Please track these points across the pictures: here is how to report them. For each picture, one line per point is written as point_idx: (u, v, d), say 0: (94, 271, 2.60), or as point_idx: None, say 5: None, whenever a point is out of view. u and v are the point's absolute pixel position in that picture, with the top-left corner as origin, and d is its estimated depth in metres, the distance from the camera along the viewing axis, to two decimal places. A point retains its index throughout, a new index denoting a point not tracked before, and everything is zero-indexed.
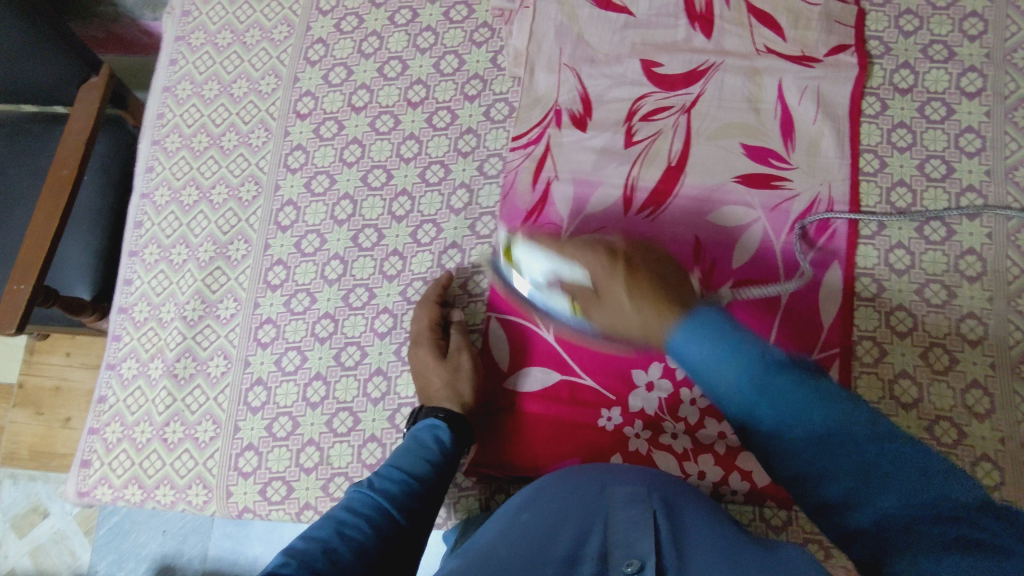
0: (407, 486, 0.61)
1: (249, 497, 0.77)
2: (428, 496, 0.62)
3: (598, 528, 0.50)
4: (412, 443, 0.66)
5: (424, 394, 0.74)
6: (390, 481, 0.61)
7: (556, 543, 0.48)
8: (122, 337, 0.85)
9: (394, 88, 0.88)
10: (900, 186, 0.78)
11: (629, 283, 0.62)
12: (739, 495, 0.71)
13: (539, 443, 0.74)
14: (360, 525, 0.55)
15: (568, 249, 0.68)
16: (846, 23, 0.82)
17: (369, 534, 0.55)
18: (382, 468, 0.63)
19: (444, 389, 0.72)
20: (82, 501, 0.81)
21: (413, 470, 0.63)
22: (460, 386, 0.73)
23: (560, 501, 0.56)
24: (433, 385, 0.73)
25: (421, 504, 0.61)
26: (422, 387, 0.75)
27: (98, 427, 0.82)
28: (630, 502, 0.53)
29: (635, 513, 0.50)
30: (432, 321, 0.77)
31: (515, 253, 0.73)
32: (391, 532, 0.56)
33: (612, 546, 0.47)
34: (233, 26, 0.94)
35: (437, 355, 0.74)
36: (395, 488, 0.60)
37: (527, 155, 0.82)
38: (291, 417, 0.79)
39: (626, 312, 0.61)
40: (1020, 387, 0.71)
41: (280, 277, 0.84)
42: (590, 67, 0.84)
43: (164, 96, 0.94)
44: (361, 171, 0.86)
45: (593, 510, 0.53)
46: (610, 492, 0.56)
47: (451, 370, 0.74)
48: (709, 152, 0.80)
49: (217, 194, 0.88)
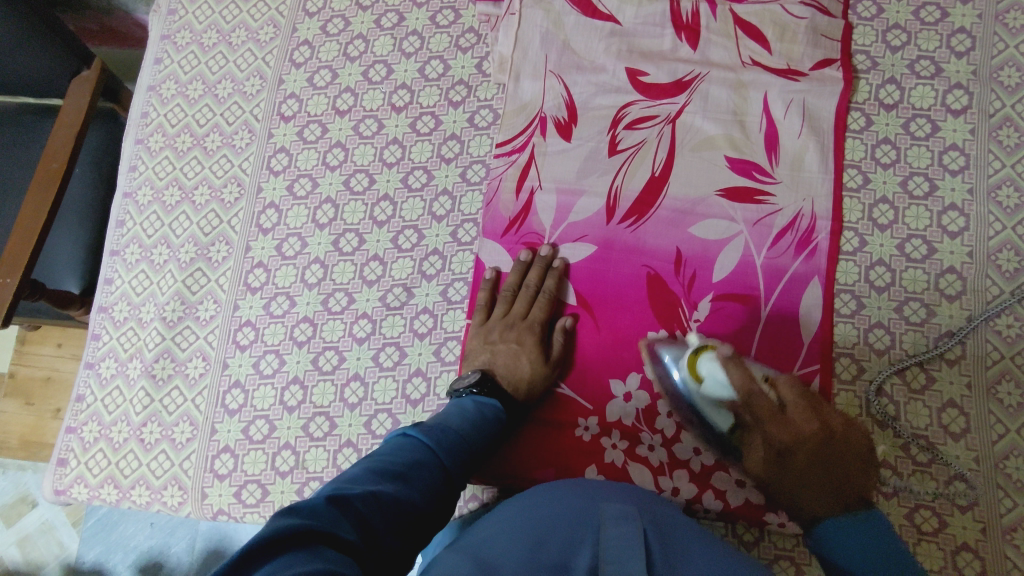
0: (462, 443, 0.63)
1: (224, 499, 0.77)
2: (476, 454, 0.64)
3: (588, 540, 0.51)
4: (472, 406, 0.68)
5: (498, 366, 0.74)
6: (448, 432, 0.63)
7: (546, 553, 0.49)
8: (101, 336, 0.85)
9: (378, 92, 0.88)
10: (882, 203, 0.78)
11: (801, 456, 0.63)
12: (712, 513, 0.71)
13: (517, 451, 0.74)
14: (414, 470, 0.57)
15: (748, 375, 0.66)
16: (832, 37, 0.82)
17: (420, 479, 0.57)
18: (439, 417, 0.65)
19: (525, 392, 0.73)
20: (58, 499, 0.81)
21: (468, 431, 0.65)
22: (537, 390, 0.74)
23: (549, 508, 0.56)
24: (513, 370, 0.73)
25: (466, 466, 0.62)
26: (502, 358, 0.74)
27: (76, 426, 0.82)
28: (619, 517, 0.53)
29: (626, 531, 0.51)
30: (545, 315, 0.76)
31: (701, 367, 0.68)
32: (440, 482, 0.59)
33: (602, 561, 0.48)
34: (219, 26, 0.94)
35: (541, 355, 0.74)
36: (449, 443, 0.62)
37: (510, 163, 0.81)
38: (268, 421, 0.79)
39: (784, 473, 0.64)
40: (996, 407, 0.71)
41: (259, 279, 0.84)
42: (576, 74, 0.83)
43: (149, 95, 0.93)
44: (344, 175, 0.85)
45: (580, 520, 0.54)
46: (600, 504, 0.56)
47: (543, 371, 0.74)
48: (692, 163, 0.79)
49: (199, 195, 0.88)
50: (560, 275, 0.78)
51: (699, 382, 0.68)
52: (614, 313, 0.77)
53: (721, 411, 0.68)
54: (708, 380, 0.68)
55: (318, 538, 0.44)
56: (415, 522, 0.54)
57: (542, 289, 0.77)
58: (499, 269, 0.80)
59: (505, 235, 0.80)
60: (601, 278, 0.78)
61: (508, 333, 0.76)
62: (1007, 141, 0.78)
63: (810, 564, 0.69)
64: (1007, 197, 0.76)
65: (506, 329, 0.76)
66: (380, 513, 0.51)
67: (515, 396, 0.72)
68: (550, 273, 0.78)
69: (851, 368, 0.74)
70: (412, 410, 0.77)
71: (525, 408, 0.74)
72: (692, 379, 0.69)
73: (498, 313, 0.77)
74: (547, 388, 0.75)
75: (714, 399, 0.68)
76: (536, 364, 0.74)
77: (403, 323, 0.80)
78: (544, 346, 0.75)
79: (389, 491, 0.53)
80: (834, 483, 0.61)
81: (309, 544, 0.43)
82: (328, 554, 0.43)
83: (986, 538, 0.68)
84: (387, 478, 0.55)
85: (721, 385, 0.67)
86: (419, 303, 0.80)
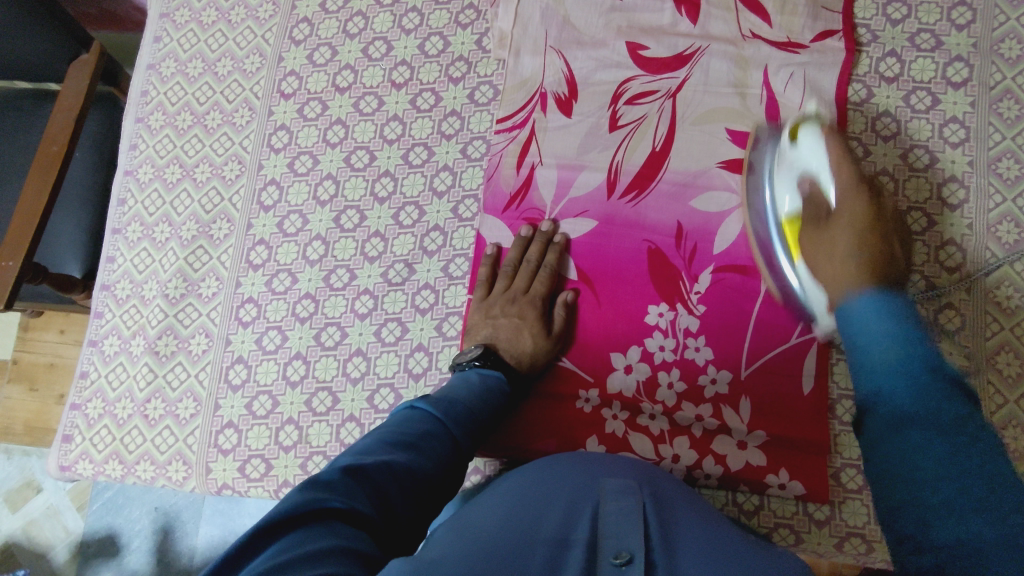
0: (472, 415, 0.64)
1: (228, 474, 0.78)
2: (484, 426, 0.65)
3: (588, 514, 0.51)
4: (477, 379, 0.68)
5: (500, 341, 0.74)
6: (456, 404, 0.63)
7: (545, 525, 0.49)
8: (104, 314, 0.85)
9: (378, 69, 0.88)
10: (882, 175, 0.78)
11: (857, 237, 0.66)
12: (712, 479, 0.72)
13: (518, 424, 0.75)
14: (424, 440, 0.58)
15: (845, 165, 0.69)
16: (833, 10, 0.82)
17: (430, 449, 0.57)
18: (447, 390, 0.66)
19: (528, 366, 0.73)
20: (64, 475, 0.82)
21: (475, 403, 0.65)
22: (539, 364, 0.74)
23: (549, 481, 0.56)
24: (515, 344, 0.73)
25: (474, 437, 0.63)
26: (504, 333, 0.74)
27: (80, 402, 0.83)
28: (619, 492, 0.54)
29: (625, 506, 0.51)
30: (547, 289, 0.77)
31: (801, 133, 0.73)
32: (450, 452, 0.59)
33: (601, 536, 0.48)
34: (218, 4, 0.94)
35: (542, 329, 0.75)
36: (457, 414, 0.62)
37: (511, 138, 0.82)
38: (271, 396, 0.79)
39: (833, 257, 0.66)
40: (995, 378, 0.71)
41: (261, 256, 0.84)
42: (577, 50, 0.83)
43: (148, 73, 0.93)
44: (344, 152, 0.86)
45: (581, 495, 0.54)
46: (599, 479, 0.56)
47: (545, 345, 0.74)
48: (693, 137, 0.79)
49: (200, 173, 0.88)
50: (562, 250, 0.78)
51: (794, 144, 0.73)
52: (614, 285, 0.77)
53: (788, 194, 0.72)
54: (803, 151, 0.72)
55: (334, 514, 0.44)
56: (427, 491, 0.55)
57: (545, 264, 0.77)
58: (500, 243, 0.80)
59: (505, 210, 0.80)
60: (602, 252, 0.78)
61: (510, 307, 0.76)
62: (1007, 113, 0.78)
63: (809, 530, 0.70)
64: (1007, 168, 0.76)
65: (508, 304, 0.76)
66: (393, 485, 0.51)
67: (518, 370, 0.73)
68: (551, 248, 0.78)
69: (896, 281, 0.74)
70: (414, 385, 0.77)
71: (528, 381, 0.75)
72: (788, 139, 0.74)
73: (500, 287, 0.78)
74: (549, 361, 0.75)
75: (794, 183, 0.72)
76: (538, 338, 0.74)
77: (405, 299, 0.80)
78: (546, 320, 0.76)
79: (401, 461, 0.53)
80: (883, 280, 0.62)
81: (326, 520, 0.43)
82: (343, 530, 0.43)
83: None
84: (398, 448, 0.55)
85: (815, 153, 0.71)
86: (421, 278, 0.81)
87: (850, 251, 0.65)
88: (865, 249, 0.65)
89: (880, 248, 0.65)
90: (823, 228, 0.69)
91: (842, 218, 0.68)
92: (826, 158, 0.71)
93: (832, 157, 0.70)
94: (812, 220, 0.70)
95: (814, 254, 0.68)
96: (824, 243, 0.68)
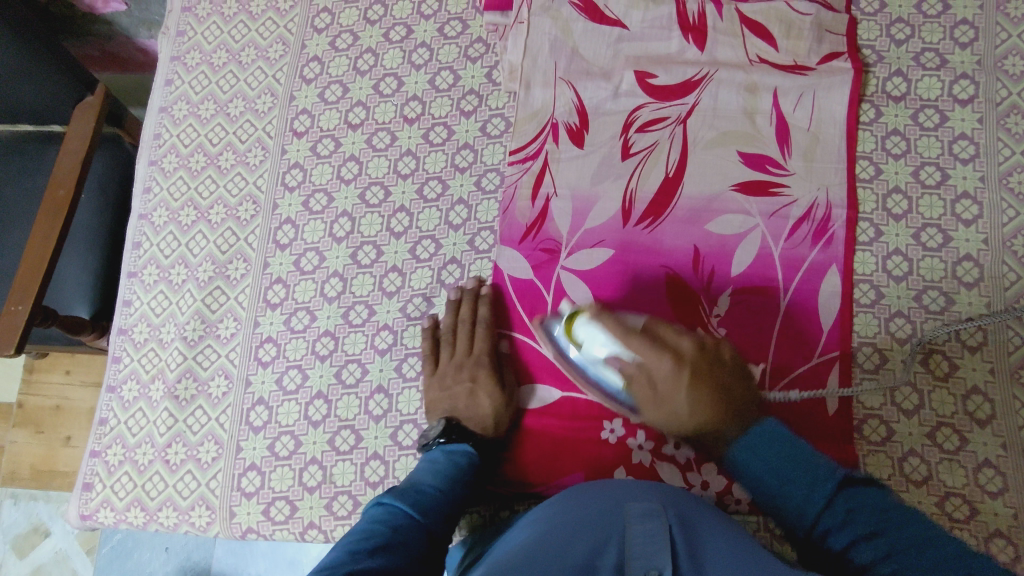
0: (438, 501, 0.64)
1: (252, 517, 0.77)
2: (455, 509, 0.65)
3: (614, 539, 0.51)
4: (443, 458, 0.69)
5: (460, 410, 0.74)
6: (422, 493, 0.63)
7: (571, 554, 0.49)
8: (122, 358, 0.85)
9: (390, 105, 0.88)
10: (895, 193, 0.79)
11: (693, 389, 0.64)
12: (743, 504, 0.71)
13: (511, 465, 0.74)
14: (393, 537, 0.57)
15: (635, 336, 0.65)
16: (837, 32, 0.83)
17: (403, 544, 0.57)
18: (411, 479, 0.66)
19: (494, 429, 0.74)
20: (84, 524, 0.81)
21: (444, 486, 0.65)
22: (505, 420, 0.74)
23: (572, 514, 0.56)
24: (476, 410, 0.73)
25: (446, 520, 0.63)
26: (460, 402, 0.74)
27: (100, 449, 0.82)
28: (644, 514, 0.53)
29: (651, 527, 0.51)
30: (489, 345, 0.77)
31: (578, 329, 0.69)
32: (422, 540, 0.59)
33: (628, 558, 0.48)
34: (228, 45, 0.95)
35: (496, 385, 0.75)
36: (424, 502, 0.62)
37: (524, 170, 0.82)
38: (294, 436, 0.79)
39: (681, 407, 0.64)
40: (1021, 393, 0.71)
41: (279, 295, 0.84)
42: (586, 80, 0.84)
43: (160, 116, 0.94)
44: (359, 189, 0.86)
45: (608, 521, 0.53)
46: (625, 501, 0.56)
47: (504, 400, 0.74)
48: (706, 161, 0.80)
49: (215, 214, 0.88)
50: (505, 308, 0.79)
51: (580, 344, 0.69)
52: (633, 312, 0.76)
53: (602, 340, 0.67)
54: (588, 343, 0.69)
55: None
56: None
57: (478, 318, 0.78)
58: (517, 276, 0.79)
59: (522, 241, 0.80)
60: (620, 279, 0.78)
61: (461, 373, 0.75)
62: (1015, 128, 0.79)
63: None
64: (1019, 182, 0.77)
65: (457, 371, 0.76)
66: None
67: (485, 434, 0.73)
68: (482, 302, 0.78)
69: (907, 393, 0.73)
70: None
71: (500, 440, 0.75)
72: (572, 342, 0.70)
73: (446, 357, 0.77)
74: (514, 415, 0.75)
75: (601, 360, 0.68)
76: (494, 395, 0.74)
77: None
78: (498, 373, 0.75)
79: (369, 566, 0.52)
80: (733, 405, 0.64)
81: None
82: None
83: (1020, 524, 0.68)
84: (367, 550, 0.54)
85: (598, 337, 0.67)
86: (440, 312, 0.81)
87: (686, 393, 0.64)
88: (702, 411, 0.64)
89: (709, 376, 0.64)
90: (646, 385, 0.66)
91: (659, 380, 0.65)
92: (615, 338, 0.66)
93: (619, 337, 0.66)
94: (637, 382, 0.66)
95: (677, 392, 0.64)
96: (659, 403, 0.65)
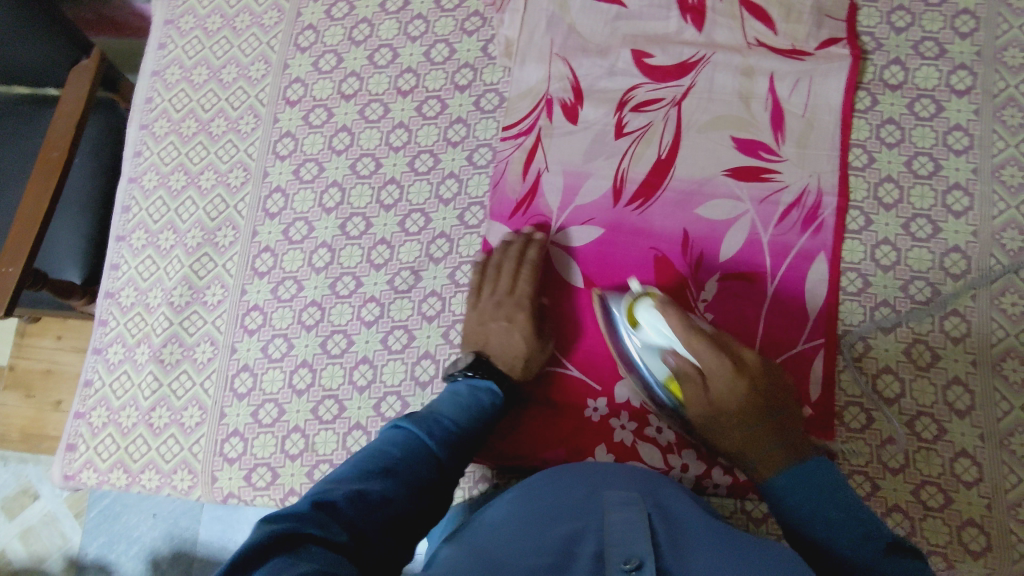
0: (457, 434, 0.62)
1: (234, 483, 0.77)
2: (472, 443, 0.64)
3: (592, 527, 0.50)
4: (467, 393, 0.68)
5: (493, 348, 0.74)
6: (442, 424, 0.62)
7: (548, 543, 0.48)
8: (108, 321, 0.85)
9: (384, 76, 0.88)
10: (887, 182, 0.78)
11: (737, 386, 0.63)
12: (721, 488, 0.72)
13: (503, 426, 0.75)
14: (406, 464, 0.56)
15: (695, 338, 0.62)
16: (837, 17, 0.82)
17: (415, 471, 0.56)
18: (433, 406, 0.64)
19: (522, 371, 0.73)
20: (67, 484, 0.81)
21: (464, 422, 0.64)
22: (534, 363, 0.74)
23: (546, 504, 0.55)
24: (508, 347, 0.73)
25: (462, 456, 0.62)
26: (495, 338, 0.74)
27: (84, 411, 0.82)
28: (622, 504, 0.53)
29: (629, 514, 0.50)
30: (535, 286, 0.76)
31: (639, 313, 0.67)
32: (436, 471, 0.58)
33: (607, 545, 0.47)
34: (223, 11, 0.94)
35: (534, 328, 0.74)
36: (442, 433, 0.61)
37: (517, 145, 0.82)
38: (277, 405, 0.79)
39: (726, 407, 0.64)
40: (1000, 385, 0.72)
41: (267, 264, 0.84)
42: (582, 57, 0.83)
43: (153, 80, 0.93)
44: (350, 160, 0.85)
45: (585, 512, 0.53)
46: (601, 491, 0.56)
47: (539, 345, 0.74)
48: (699, 144, 0.80)
49: (205, 180, 0.88)
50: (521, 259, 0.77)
51: (637, 327, 0.68)
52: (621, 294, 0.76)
53: (653, 360, 0.67)
54: (647, 329, 0.66)
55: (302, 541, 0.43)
56: (408, 518, 0.53)
57: (525, 258, 0.77)
58: None
59: (513, 216, 0.80)
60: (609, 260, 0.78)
61: (499, 311, 0.75)
62: (1010, 121, 0.78)
63: None
64: (1011, 175, 0.77)
65: (496, 307, 0.75)
66: (367, 515, 0.50)
67: (511, 374, 0.73)
68: (532, 244, 0.77)
69: (888, 382, 0.73)
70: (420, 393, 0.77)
71: (521, 383, 0.74)
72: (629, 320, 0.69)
73: (488, 293, 0.76)
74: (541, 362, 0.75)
75: (657, 351, 0.66)
76: (529, 337, 0.73)
77: (411, 306, 0.80)
78: (535, 319, 0.75)
79: (377, 488, 0.52)
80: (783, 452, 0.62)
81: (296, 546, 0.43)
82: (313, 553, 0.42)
83: (993, 513, 0.68)
84: (378, 473, 0.54)
85: (660, 329, 0.65)
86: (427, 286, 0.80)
87: (732, 381, 0.63)
88: (752, 420, 0.63)
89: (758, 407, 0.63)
90: (700, 387, 0.64)
91: (713, 374, 0.63)
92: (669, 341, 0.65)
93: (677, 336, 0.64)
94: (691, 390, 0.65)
95: (720, 401, 0.64)
96: (705, 394, 0.64)
